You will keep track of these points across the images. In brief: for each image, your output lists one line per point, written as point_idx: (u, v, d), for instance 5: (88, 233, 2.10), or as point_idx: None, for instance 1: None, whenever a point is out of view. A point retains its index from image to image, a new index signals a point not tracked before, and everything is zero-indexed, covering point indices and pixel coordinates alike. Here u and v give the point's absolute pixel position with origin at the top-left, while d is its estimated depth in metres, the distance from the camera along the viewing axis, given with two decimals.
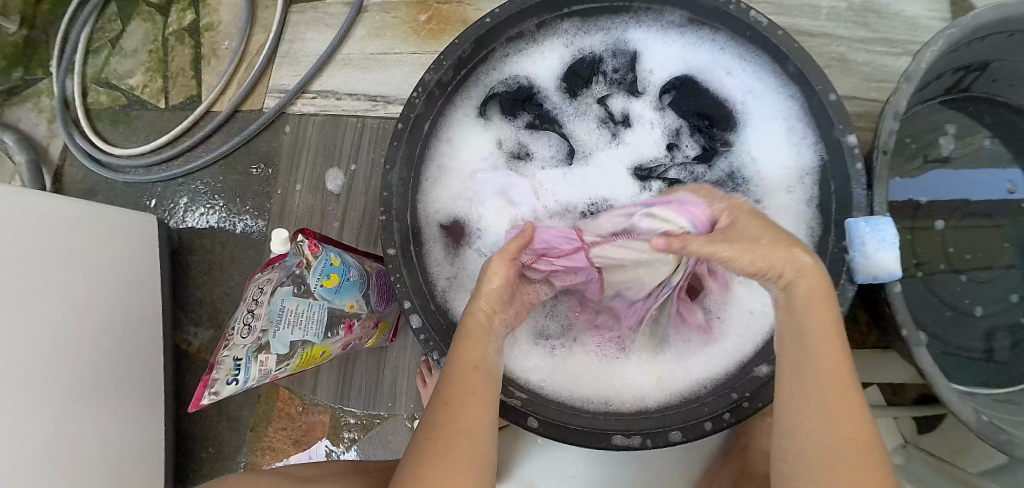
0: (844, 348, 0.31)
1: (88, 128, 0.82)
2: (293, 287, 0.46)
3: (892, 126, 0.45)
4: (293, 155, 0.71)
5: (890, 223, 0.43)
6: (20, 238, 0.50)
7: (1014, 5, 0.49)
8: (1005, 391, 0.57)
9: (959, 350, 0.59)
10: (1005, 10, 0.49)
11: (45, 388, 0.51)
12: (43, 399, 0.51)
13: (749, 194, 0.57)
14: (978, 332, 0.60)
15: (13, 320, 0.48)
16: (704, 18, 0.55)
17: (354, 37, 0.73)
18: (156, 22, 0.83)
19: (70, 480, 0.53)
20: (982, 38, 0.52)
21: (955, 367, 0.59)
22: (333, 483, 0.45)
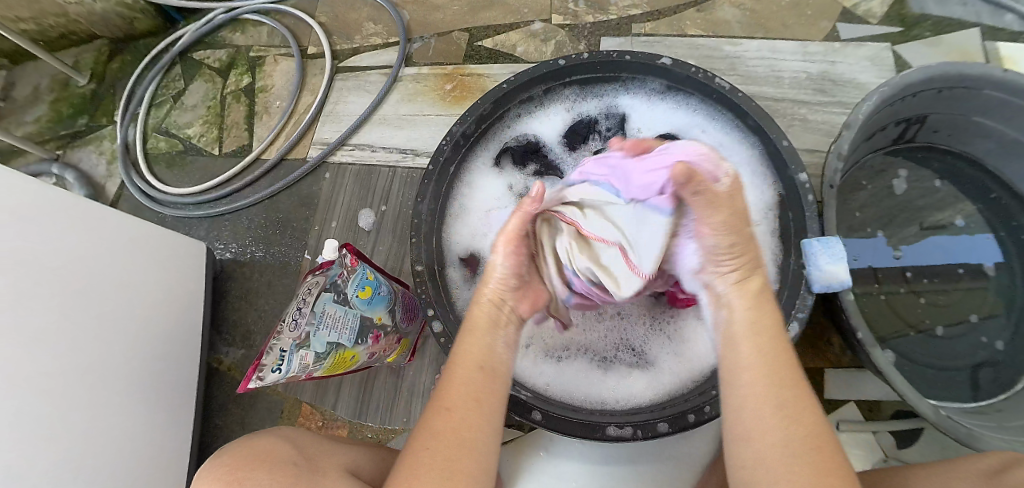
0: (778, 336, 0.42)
1: (147, 170, 0.93)
2: (333, 294, 0.55)
3: (835, 165, 0.57)
4: (330, 197, 0.83)
5: (838, 241, 0.53)
6: (71, 241, 0.58)
7: (934, 67, 0.62)
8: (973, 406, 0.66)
9: (934, 368, 0.69)
10: (927, 71, 0.62)
11: (82, 374, 0.57)
12: (79, 383, 0.57)
13: None
14: (946, 351, 0.69)
15: (65, 310, 0.56)
16: (680, 84, 0.68)
17: (390, 100, 0.86)
18: (216, 83, 0.97)
19: (96, 468, 0.57)
20: (914, 95, 0.65)
21: (925, 385, 0.67)
22: (360, 449, 0.54)
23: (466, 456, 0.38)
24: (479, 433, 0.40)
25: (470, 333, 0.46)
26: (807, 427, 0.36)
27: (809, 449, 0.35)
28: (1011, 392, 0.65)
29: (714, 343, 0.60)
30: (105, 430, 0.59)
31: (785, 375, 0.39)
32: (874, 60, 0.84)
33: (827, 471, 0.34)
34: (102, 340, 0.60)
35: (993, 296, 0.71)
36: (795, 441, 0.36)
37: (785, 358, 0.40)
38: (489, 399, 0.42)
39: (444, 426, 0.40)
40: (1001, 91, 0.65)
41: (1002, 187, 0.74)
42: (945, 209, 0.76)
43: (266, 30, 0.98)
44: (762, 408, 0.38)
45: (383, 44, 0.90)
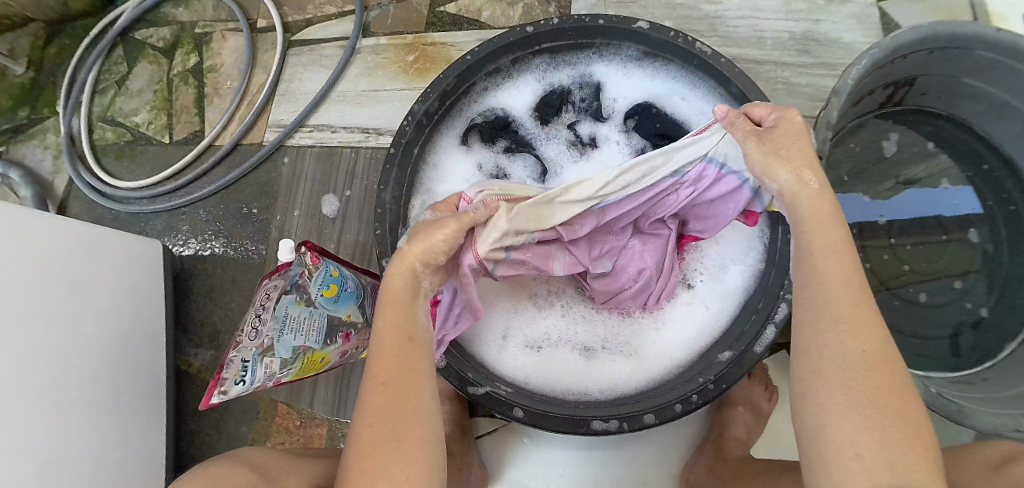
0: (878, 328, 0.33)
1: (94, 163, 0.86)
2: (296, 295, 0.52)
3: (823, 135, 0.53)
4: (291, 184, 0.77)
5: None
6: (20, 245, 0.53)
7: (928, 26, 0.57)
8: (958, 374, 0.65)
9: (921, 336, 0.67)
10: (921, 31, 0.57)
11: (44, 393, 0.53)
12: (40, 401, 0.53)
13: None
14: (932, 320, 0.68)
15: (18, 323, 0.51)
16: (658, 49, 0.63)
17: (349, 76, 0.80)
18: (161, 64, 0.90)
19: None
20: (906, 56, 0.61)
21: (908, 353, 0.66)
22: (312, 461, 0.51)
23: (414, 428, 0.33)
24: (419, 403, 0.34)
25: (389, 304, 0.38)
26: (876, 365, 0.31)
27: (872, 401, 0.30)
28: (994, 359, 0.65)
29: (698, 322, 0.58)
30: (74, 446, 0.56)
31: (874, 344, 0.32)
32: (859, 18, 0.79)
33: (887, 400, 0.30)
34: (58, 357, 0.56)
35: (977, 261, 0.69)
36: (862, 391, 0.30)
37: (856, 296, 0.34)
38: (423, 364, 0.36)
39: (382, 402, 0.34)
40: (993, 50, 0.60)
41: (988, 147, 0.71)
42: (932, 171, 0.73)
43: (212, 3, 0.90)
44: (828, 348, 0.32)
45: (338, 13, 0.83)
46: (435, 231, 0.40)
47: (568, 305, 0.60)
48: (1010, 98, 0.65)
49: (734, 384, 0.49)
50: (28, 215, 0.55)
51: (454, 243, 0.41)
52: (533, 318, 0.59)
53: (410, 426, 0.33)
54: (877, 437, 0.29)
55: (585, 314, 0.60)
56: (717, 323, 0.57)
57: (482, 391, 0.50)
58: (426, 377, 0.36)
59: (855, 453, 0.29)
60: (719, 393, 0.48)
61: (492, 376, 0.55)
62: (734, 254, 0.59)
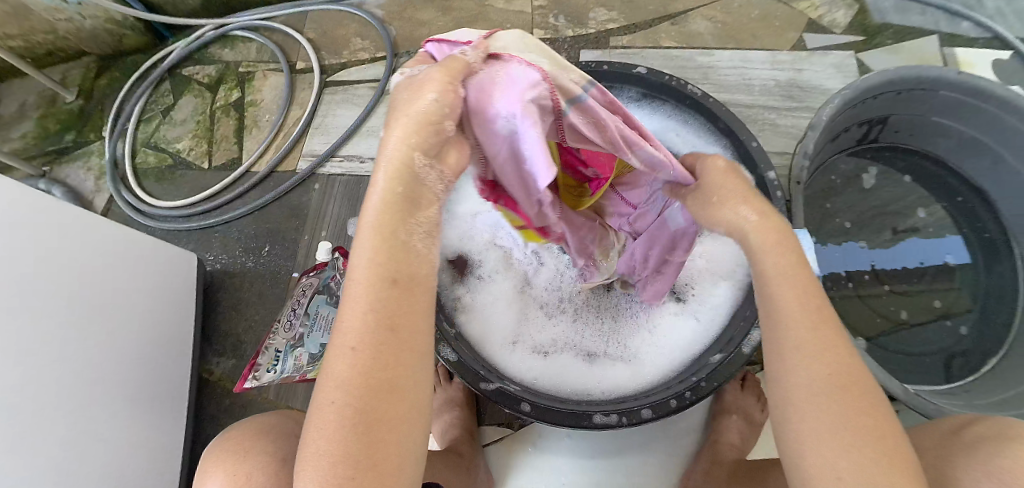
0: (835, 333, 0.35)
1: (136, 184, 0.94)
2: (326, 296, 0.59)
3: (802, 163, 0.61)
4: (320, 207, 0.84)
5: (807, 234, 0.57)
6: (59, 243, 0.59)
7: (893, 72, 0.66)
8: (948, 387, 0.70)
9: (908, 353, 0.72)
10: (888, 75, 0.66)
11: (66, 379, 0.57)
12: (62, 386, 0.57)
13: None
14: (918, 339, 0.73)
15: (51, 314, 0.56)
16: (655, 92, 0.71)
17: (378, 112, 0.89)
18: (205, 98, 0.99)
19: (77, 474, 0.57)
20: (876, 97, 0.69)
21: (898, 367, 0.71)
22: None
23: (398, 407, 0.30)
24: (405, 371, 0.30)
25: (370, 230, 0.30)
26: (849, 388, 0.33)
27: (853, 417, 0.32)
28: (979, 373, 0.70)
29: (690, 332, 0.63)
30: (89, 434, 0.59)
31: (833, 351, 0.34)
32: (840, 67, 0.89)
33: (864, 420, 0.32)
34: (89, 346, 0.61)
35: (967, 298, 0.75)
36: (841, 410, 0.32)
37: (827, 325, 0.35)
38: (407, 320, 0.30)
39: (352, 369, 0.29)
40: (956, 91, 0.69)
41: (961, 181, 0.79)
42: (908, 204, 0.80)
43: (256, 46, 1.00)
44: (806, 378, 0.34)
45: (370, 58, 0.93)
46: (424, 88, 0.28)
47: (570, 316, 0.67)
48: (975, 134, 0.73)
49: (726, 380, 0.53)
50: (76, 217, 0.62)
51: (455, 100, 0.29)
52: (542, 327, 0.67)
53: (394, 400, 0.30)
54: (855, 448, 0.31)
55: (592, 321, 0.67)
56: (709, 331, 0.62)
57: (493, 386, 0.55)
58: (420, 346, 0.31)
59: (836, 461, 0.31)
60: (711, 390, 0.53)
61: (501, 374, 0.59)
62: (723, 269, 0.64)
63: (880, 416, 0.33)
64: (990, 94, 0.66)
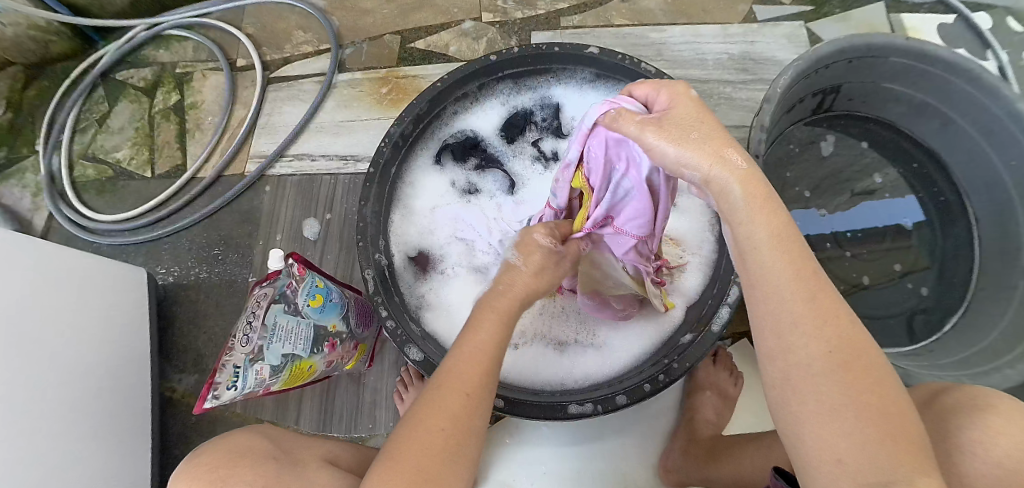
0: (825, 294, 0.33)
1: (76, 198, 0.89)
2: (284, 305, 0.54)
3: (758, 137, 0.61)
4: (272, 210, 0.81)
5: None
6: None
7: (841, 40, 0.66)
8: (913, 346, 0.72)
9: (876, 318, 0.75)
10: (836, 45, 0.66)
11: (21, 409, 0.55)
12: (19, 417, 0.54)
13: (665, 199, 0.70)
14: (883, 304, 0.75)
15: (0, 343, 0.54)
16: (609, 72, 0.70)
17: (326, 108, 0.86)
18: (142, 103, 0.94)
19: None
20: (827, 66, 0.69)
21: (868, 334, 0.73)
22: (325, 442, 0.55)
23: (461, 468, 0.34)
24: (474, 443, 0.35)
25: (484, 320, 0.41)
26: (852, 371, 0.31)
27: (861, 406, 0.29)
28: (941, 332, 0.73)
29: (660, 313, 0.63)
30: (51, 463, 0.57)
31: (828, 316, 0.32)
32: (790, 37, 0.89)
33: (876, 411, 0.29)
34: (50, 380, 0.59)
35: (925, 255, 0.78)
36: (848, 398, 0.30)
37: (829, 310, 0.32)
38: (488, 400, 0.37)
39: (438, 435, 0.34)
40: (906, 57, 0.69)
41: (913, 143, 0.81)
42: (863, 169, 0.82)
43: (192, 45, 0.95)
44: (802, 363, 0.31)
45: (315, 51, 0.90)
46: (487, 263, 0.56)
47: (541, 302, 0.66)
48: (927, 99, 0.74)
49: (696, 361, 0.54)
50: (20, 246, 0.59)
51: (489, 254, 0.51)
52: None
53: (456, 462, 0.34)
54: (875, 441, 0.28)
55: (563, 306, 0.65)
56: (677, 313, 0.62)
57: None
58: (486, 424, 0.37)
59: (848, 451, 0.29)
60: (682, 370, 0.54)
61: None
62: (693, 240, 0.66)
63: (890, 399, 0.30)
64: (938, 58, 0.68)
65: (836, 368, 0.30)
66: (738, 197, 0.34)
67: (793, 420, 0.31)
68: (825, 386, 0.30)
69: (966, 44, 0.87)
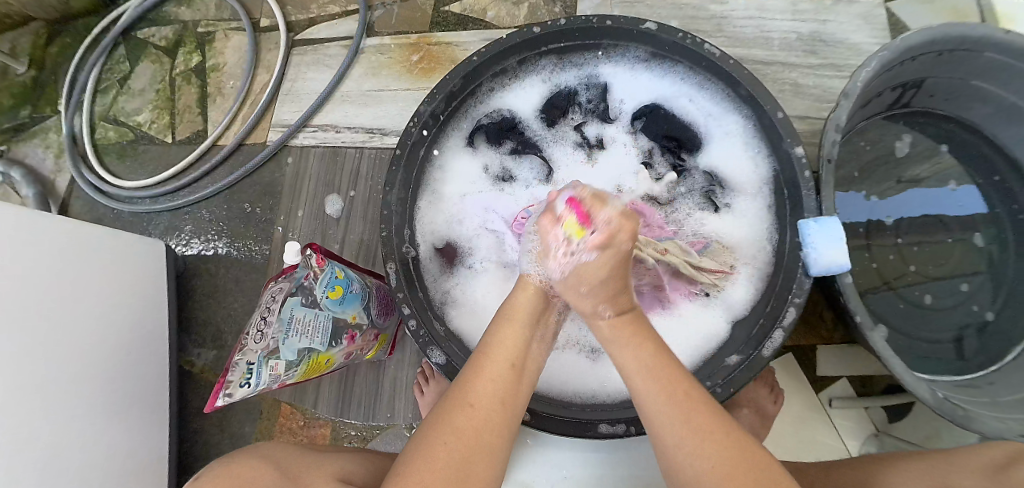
0: (668, 355, 0.39)
1: (96, 162, 0.86)
2: (301, 298, 0.51)
3: (832, 139, 0.53)
4: (295, 184, 0.77)
5: (836, 222, 0.50)
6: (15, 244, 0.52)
7: (937, 28, 0.56)
8: (964, 378, 0.65)
9: (927, 341, 0.67)
10: (931, 33, 0.57)
11: (42, 391, 0.53)
12: (38, 398, 0.52)
13: (724, 196, 0.63)
14: (943, 326, 0.67)
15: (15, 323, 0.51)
16: (666, 51, 0.63)
17: (353, 75, 0.80)
18: (164, 64, 0.89)
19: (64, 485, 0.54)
20: (913, 58, 0.60)
21: (914, 357, 0.66)
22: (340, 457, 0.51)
23: (483, 461, 0.34)
24: (498, 438, 0.36)
25: (501, 323, 0.41)
26: (696, 412, 0.36)
27: (702, 439, 0.35)
28: (999, 363, 0.64)
29: (704, 326, 0.58)
30: (71, 447, 0.55)
31: (678, 381, 0.37)
32: (868, 17, 0.79)
33: (722, 444, 0.35)
34: (70, 362, 0.57)
35: (982, 262, 0.69)
36: (686, 437, 0.35)
37: (665, 368, 0.38)
38: (515, 402, 0.38)
39: (464, 424, 0.35)
40: (1002, 54, 0.60)
41: (995, 151, 0.71)
42: (941, 172, 0.73)
43: (214, 2, 0.89)
44: (655, 405, 0.36)
45: (342, 13, 0.83)
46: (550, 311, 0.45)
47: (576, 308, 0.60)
48: (1014, 98, 0.65)
49: (740, 387, 0.50)
50: (37, 222, 0.56)
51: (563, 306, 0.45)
52: None
53: (483, 454, 0.35)
54: (718, 474, 0.34)
55: None
56: (722, 327, 0.57)
57: None
58: (511, 421, 0.37)
59: (704, 484, 0.34)
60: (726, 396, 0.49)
61: None
62: (746, 251, 0.60)
63: (727, 428, 0.35)
64: None
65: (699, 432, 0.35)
66: (606, 339, 0.40)
67: (662, 454, 0.36)
68: (702, 453, 0.34)
69: None
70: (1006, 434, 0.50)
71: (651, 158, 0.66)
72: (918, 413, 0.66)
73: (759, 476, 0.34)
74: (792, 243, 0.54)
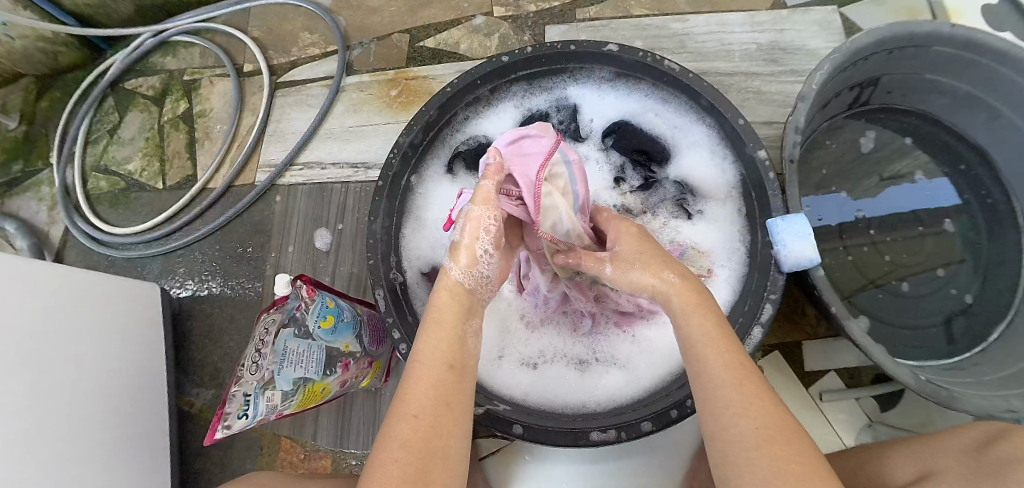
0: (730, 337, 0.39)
1: (90, 212, 0.88)
2: (294, 328, 0.54)
3: (792, 139, 0.56)
4: (284, 221, 0.79)
5: (803, 219, 0.52)
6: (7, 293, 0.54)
7: (882, 30, 0.61)
8: (953, 360, 0.67)
9: (913, 327, 0.69)
10: (877, 35, 0.61)
11: (39, 437, 0.54)
12: (35, 444, 0.53)
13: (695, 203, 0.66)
14: (925, 312, 0.69)
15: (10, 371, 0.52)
16: (630, 71, 0.66)
17: (336, 113, 0.83)
18: (152, 112, 0.92)
19: None
20: (866, 58, 0.64)
21: (901, 346, 0.68)
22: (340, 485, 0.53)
23: (441, 464, 0.35)
24: (453, 441, 0.36)
25: (433, 331, 0.42)
26: (772, 420, 0.33)
27: (767, 443, 0.32)
28: (985, 342, 0.67)
29: None
30: None
31: (732, 354, 0.37)
32: (822, 24, 0.83)
33: (794, 464, 0.30)
34: (68, 408, 0.58)
35: (959, 247, 0.72)
36: (751, 431, 0.33)
37: (740, 370, 0.36)
38: (460, 399, 0.39)
39: (415, 427, 0.35)
40: (951, 47, 0.65)
41: (958, 140, 0.75)
42: (905, 166, 0.76)
43: (199, 50, 0.93)
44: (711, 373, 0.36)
45: (322, 54, 0.87)
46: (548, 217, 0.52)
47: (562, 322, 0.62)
48: (972, 89, 0.69)
49: None
50: (31, 272, 0.58)
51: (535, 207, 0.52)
52: (529, 341, 0.62)
53: (440, 457, 0.35)
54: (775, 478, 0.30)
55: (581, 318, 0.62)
56: None
57: (481, 411, 0.53)
58: (460, 423, 0.38)
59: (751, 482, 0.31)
60: None
61: (492, 394, 0.57)
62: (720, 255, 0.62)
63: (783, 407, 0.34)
64: (987, 47, 0.62)
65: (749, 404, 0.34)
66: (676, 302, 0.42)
67: (716, 452, 0.34)
68: (751, 425, 0.33)
69: (1013, 28, 0.80)
70: (993, 411, 0.51)
71: (624, 173, 0.70)
72: (907, 400, 0.68)
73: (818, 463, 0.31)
74: (764, 243, 0.57)
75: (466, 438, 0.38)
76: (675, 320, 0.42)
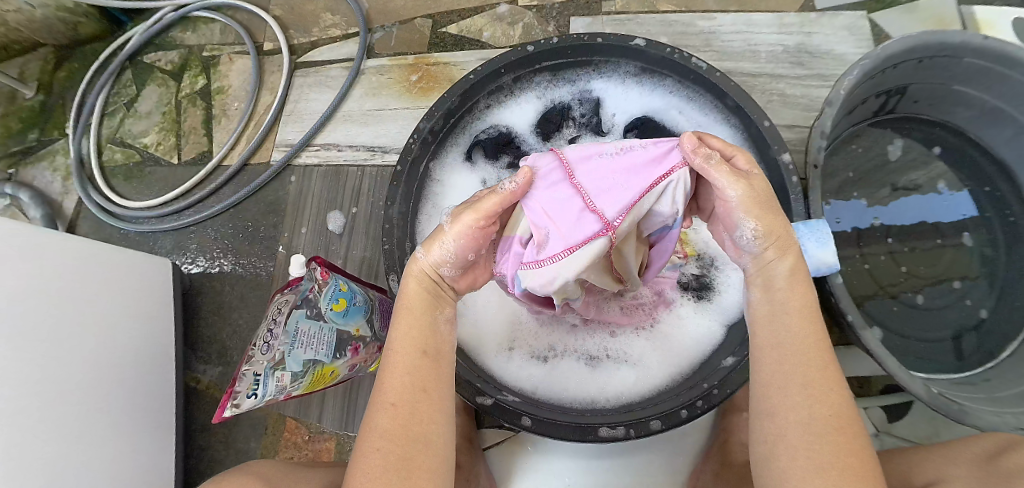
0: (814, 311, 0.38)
1: (104, 184, 0.88)
2: (306, 310, 0.54)
3: (817, 145, 0.55)
4: (298, 202, 0.79)
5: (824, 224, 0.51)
6: (20, 260, 0.54)
7: (915, 37, 0.59)
8: (964, 375, 0.66)
9: (927, 341, 0.68)
10: (909, 41, 0.59)
11: (46, 404, 0.54)
12: (43, 411, 0.54)
13: None
14: (938, 325, 0.68)
15: (21, 339, 0.52)
16: (656, 66, 0.65)
17: (354, 95, 0.82)
18: (170, 87, 0.92)
19: None
20: (896, 65, 0.63)
21: (913, 358, 0.66)
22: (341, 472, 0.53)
23: (421, 452, 0.36)
24: (433, 428, 0.37)
25: (404, 316, 0.41)
26: (834, 389, 0.35)
27: (835, 433, 0.33)
28: (996, 360, 0.65)
29: (695, 334, 0.60)
30: (79, 461, 0.56)
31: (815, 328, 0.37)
32: (851, 29, 0.81)
33: (851, 458, 0.32)
34: (79, 376, 0.59)
35: (976, 261, 0.71)
36: (819, 419, 0.33)
37: (808, 323, 0.37)
38: (437, 387, 0.38)
39: (394, 414, 0.36)
40: (981, 58, 0.63)
41: (984, 154, 0.73)
42: (928, 176, 0.74)
43: (219, 27, 0.92)
44: (778, 352, 0.36)
45: (343, 35, 0.86)
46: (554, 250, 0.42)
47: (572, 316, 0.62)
48: (1000, 103, 0.67)
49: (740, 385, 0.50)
50: (47, 242, 0.58)
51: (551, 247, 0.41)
52: (538, 332, 0.61)
53: (423, 445, 0.36)
54: (830, 471, 0.32)
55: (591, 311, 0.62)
56: (715, 332, 0.59)
57: (490, 401, 0.52)
58: (438, 403, 0.38)
59: (807, 468, 0.32)
60: (725, 397, 0.50)
61: (499, 385, 0.57)
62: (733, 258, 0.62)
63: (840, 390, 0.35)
64: (1017, 60, 0.61)
65: (815, 385, 0.34)
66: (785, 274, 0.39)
67: (769, 427, 0.35)
68: (805, 408, 0.34)
69: None
70: (1004, 428, 0.50)
71: None
72: (918, 414, 0.67)
73: (862, 454, 0.33)
74: None
75: (447, 425, 0.38)
76: (773, 290, 0.39)
